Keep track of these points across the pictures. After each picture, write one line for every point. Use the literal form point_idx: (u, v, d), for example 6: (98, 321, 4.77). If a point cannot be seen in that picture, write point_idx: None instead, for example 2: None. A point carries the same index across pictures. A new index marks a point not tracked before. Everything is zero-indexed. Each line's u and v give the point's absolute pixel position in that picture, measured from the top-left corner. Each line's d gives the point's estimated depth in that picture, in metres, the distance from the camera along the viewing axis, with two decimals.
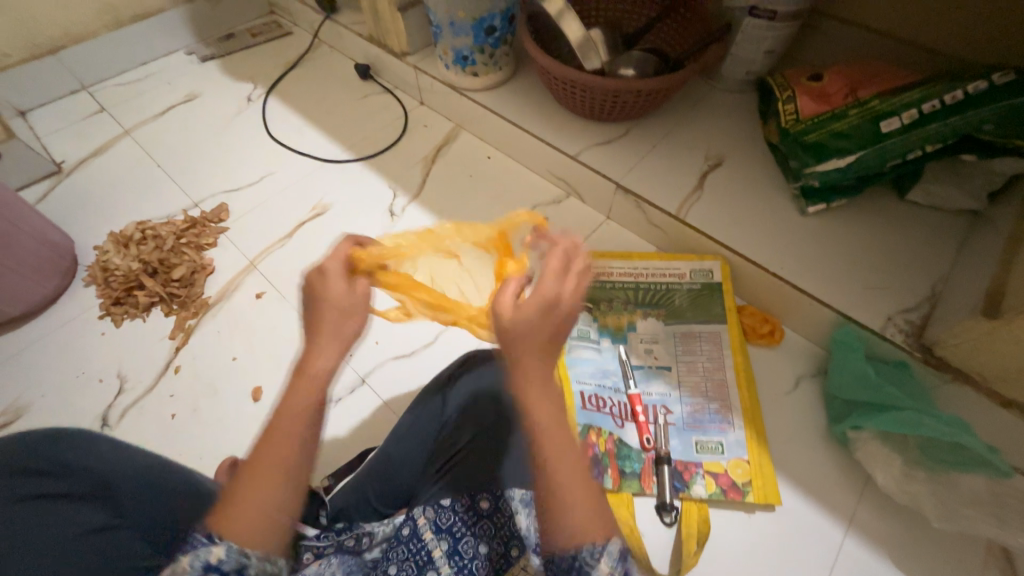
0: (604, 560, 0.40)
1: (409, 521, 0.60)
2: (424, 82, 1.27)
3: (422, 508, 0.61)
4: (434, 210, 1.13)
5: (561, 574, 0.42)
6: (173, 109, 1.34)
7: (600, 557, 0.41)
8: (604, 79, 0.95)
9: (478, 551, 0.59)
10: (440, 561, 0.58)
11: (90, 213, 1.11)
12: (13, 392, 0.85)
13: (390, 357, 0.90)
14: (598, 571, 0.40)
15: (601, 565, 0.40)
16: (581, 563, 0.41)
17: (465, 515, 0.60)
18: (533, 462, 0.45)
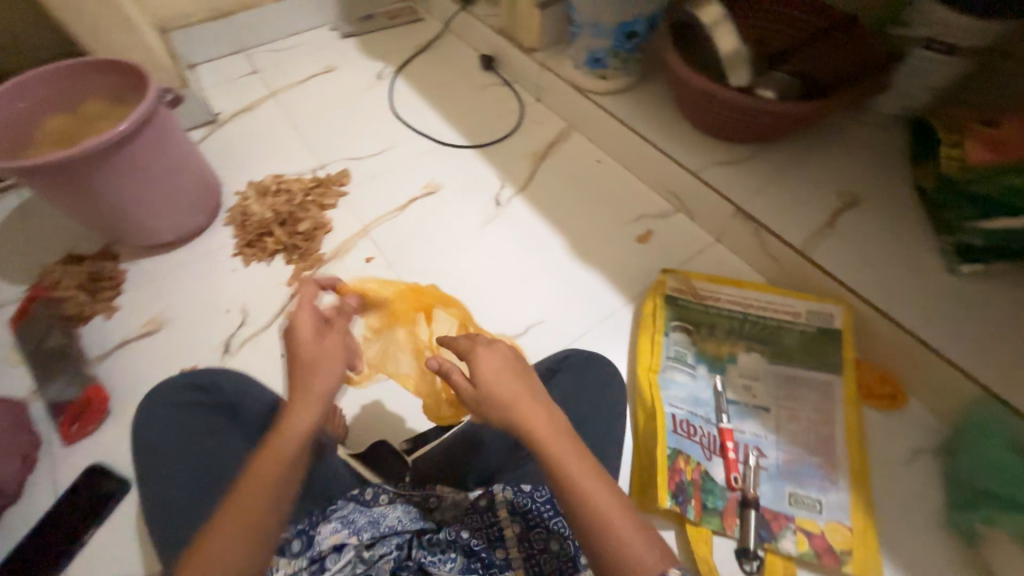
0: None
1: (488, 495, 0.63)
2: (547, 80, 1.29)
3: (501, 488, 0.63)
4: (539, 206, 1.14)
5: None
6: (313, 78, 1.46)
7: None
8: (747, 98, 0.91)
9: (548, 546, 0.60)
10: (512, 543, 0.60)
11: (235, 161, 1.23)
12: (158, 306, 0.97)
13: None
14: None
15: None
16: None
17: (542, 505, 0.62)
18: (574, 503, 0.48)
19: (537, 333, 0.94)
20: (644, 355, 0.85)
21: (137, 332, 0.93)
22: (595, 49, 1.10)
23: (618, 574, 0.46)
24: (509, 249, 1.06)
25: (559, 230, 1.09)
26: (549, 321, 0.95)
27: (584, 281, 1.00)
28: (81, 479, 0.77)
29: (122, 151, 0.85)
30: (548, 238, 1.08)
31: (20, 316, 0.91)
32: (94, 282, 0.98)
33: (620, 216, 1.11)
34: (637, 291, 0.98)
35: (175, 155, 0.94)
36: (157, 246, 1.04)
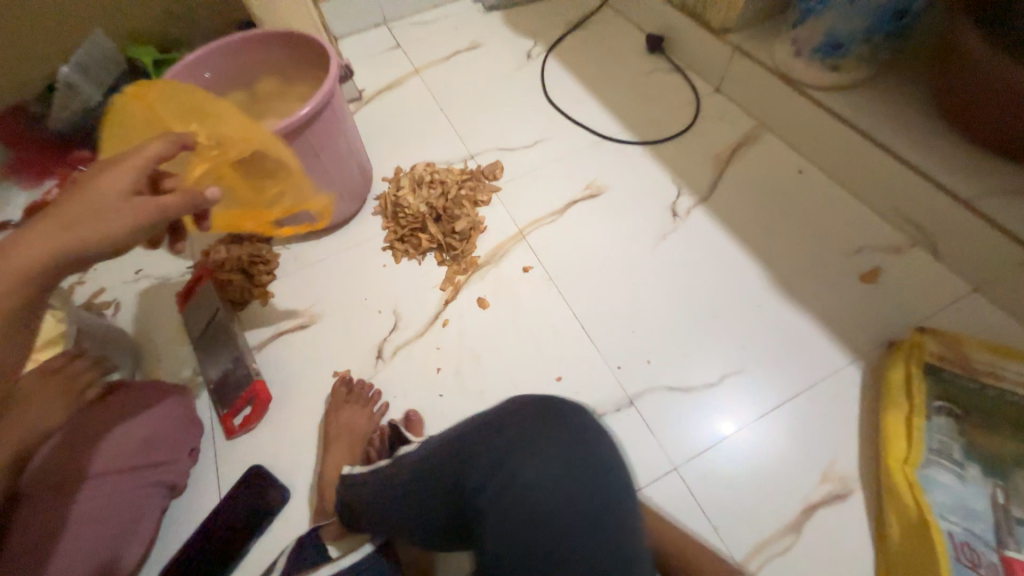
0: None
1: None
2: (737, 67, 1.07)
3: None
4: (725, 222, 0.95)
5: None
6: (457, 54, 1.34)
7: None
8: None
9: None
10: None
11: (382, 141, 1.16)
12: (310, 298, 0.93)
13: (666, 385, 0.77)
14: None
15: None
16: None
17: None
18: None
19: (735, 385, 0.77)
20: (897, 444, 0.65)
21: (291, 323, 0.90)
22: (838, 31, 0.87)
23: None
24: (690, 274, 0.89)
25: (752, 255, 0.90)
26: (749, 372, 0.78)
27: (789, 325, 0.82)
28: (238, 484, 0.73)
29: (302, 135, 0.78)
30: (739, 264, 0.90)
31: (183, 299, 0.89)
32: (251, 264, 0.94)
33: (833, 245, 0.89)
34: (866, 348, 0.78)
35: (343, 140, 0.87)
36: (311, 233, 0.99)
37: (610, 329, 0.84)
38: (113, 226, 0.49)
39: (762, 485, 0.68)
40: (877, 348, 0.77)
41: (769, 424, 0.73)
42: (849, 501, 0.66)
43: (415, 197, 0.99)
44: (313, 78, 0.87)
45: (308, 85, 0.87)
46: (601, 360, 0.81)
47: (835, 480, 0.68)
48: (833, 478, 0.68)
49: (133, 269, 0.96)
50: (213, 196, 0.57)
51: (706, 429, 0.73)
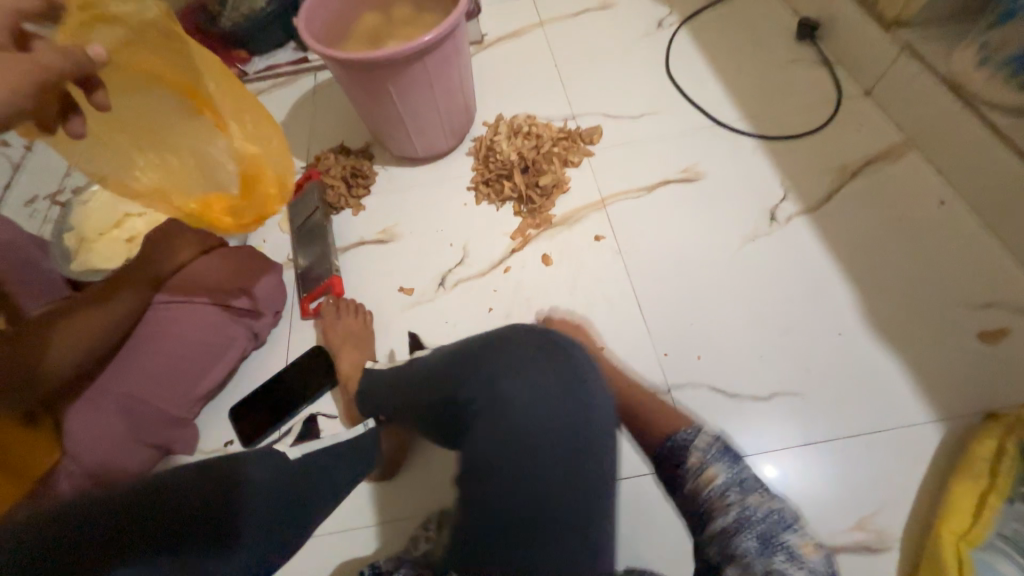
0: (698, 437, 0.53)
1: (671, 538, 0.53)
2: (898, 70, 0.93)
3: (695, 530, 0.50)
4: (828, 239, 0.86)
5: (665, 456, 0.54)
6: (586, 13, 1.30)
7: (687, 438, 0.53)
8: None
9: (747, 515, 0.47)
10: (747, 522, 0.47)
11: (491, 88, 1.18)
12: (394, 218, 1.00)
13: (709, 384, 0.75)
14: (696, 447, 0.52)
15: (696, 440, 0.53)
16: (679, 444, 0.54)
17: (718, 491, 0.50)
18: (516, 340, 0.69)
19: (787, 406, 0.72)
20: (959, 517, 0.58)
21: (373, 236, 0.99)
22: None
23: (667, 437, 0.55)
24: (770, 284, 0.83)
25: (850, 280, 0.81)
26: (809, 397, 0.72)
27: (871, 362, 0.74)
28: (303, 356, 0.85)
29: (423, 60, 0.83)
30: (831, 286, 0.81)
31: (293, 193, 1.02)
32: (352, 176, 1.04)
33: (956, 293, 0.77)
34: (958, 412, 0.68)
35: (457, 73, 0.91)
36: (407, 160, 1.07)
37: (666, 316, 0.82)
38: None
39: None
40: (972, 415, 0.68)
41: (814, 454, 0.68)
42: (878, 556, 0.61)
43: (507, 145, 1.01)
44: (444, 11, 0.91)
45: (437, 16, 0.91)
46: (649, 343, 0.80)
47: (870, 532, 0.62)
48: (868, 529, 0.63)
49: None
50: (96, 52, 0.51)
51: (739, 438, 0.71)
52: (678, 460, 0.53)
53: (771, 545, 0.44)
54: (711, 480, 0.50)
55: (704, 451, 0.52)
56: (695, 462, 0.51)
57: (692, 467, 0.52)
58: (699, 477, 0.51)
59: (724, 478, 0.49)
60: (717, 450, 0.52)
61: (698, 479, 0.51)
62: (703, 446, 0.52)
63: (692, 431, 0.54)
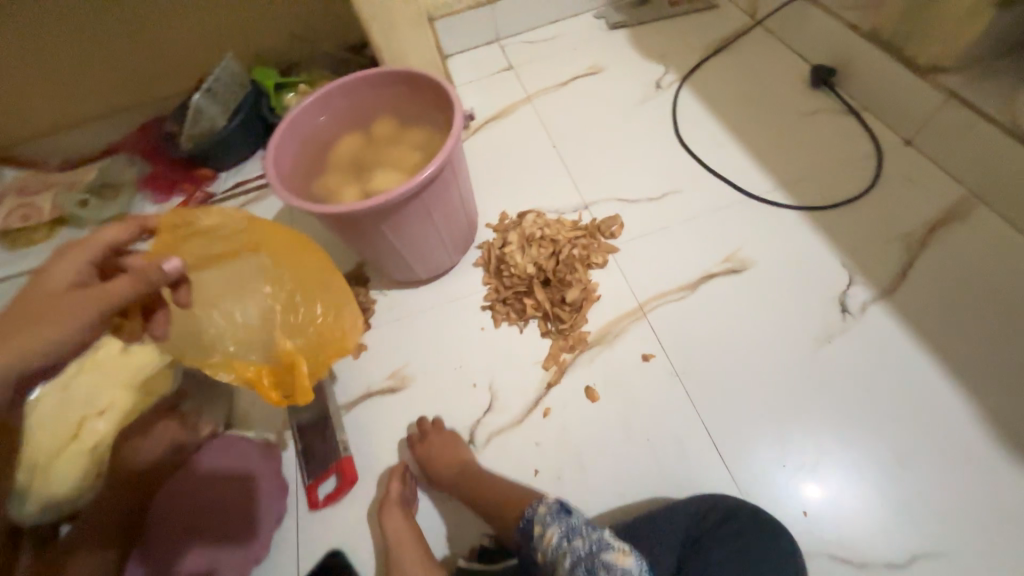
0: (541, 505, 0.58)
1: None
2: (948, 119, 0.83)
3: None
4: (917, 329, 0.73)
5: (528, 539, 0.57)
6: (575, 80, 1.20)
7: (538, 507, 0.58)
8: None
9: None
10: None
11: (488, 179, 1.06)
12: (402, 357, 0.86)
13: (828, 551, 0.61)
14: (541, 508, 0.58)
15: (540, 507, 0.58)
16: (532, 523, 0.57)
17: None
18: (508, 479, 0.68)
19: (928, 572, 0.58)
20: None
21: (381, 384, 0.83)
22: None
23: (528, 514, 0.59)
24: (864, 397, 0.69)
25: (960, 382, 0.68)
26: (953, 558, 0.58)
27: (1016, 497, 0.60)
28: (320, 566, 0.69)
29: (420, 194, 0.71)
30: (938, 392, 0.68)
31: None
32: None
33: None
34: None
35: (458, 193, 0.78)
36: (408, 283, 0.93)
37: (750, 456, 0.68)
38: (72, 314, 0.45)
39: None
40: None
41: None
42: None
43: (522, 255, 0.87)
44: (432, 124, 0.80)
45: (426, 132, 0.79)
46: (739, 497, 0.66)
47: None
48: None
49: None
50: (173, 267, 0.50)
51: None
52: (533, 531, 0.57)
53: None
54: (552, 539, 0.55)
55: (546, 519, 0.56)
56: (544, 536, 0.55)
57: (545, 543, 0.55)
58: (545, 544, 0.55)
59: (557, 533, 0.55)
60: (553, 512, 0.57)
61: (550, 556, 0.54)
62: (541, 513, 0.57)
63: (543, 503, 0.58)
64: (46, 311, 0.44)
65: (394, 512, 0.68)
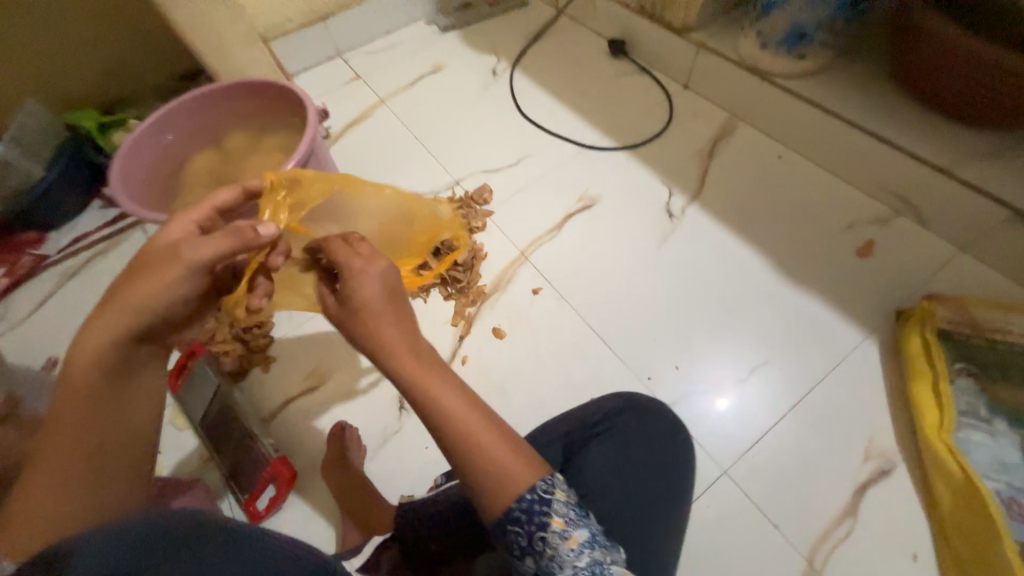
0: (557, 490, 0.46)
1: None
2: (703, 63, 1.10)
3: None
4: (720, 217, 0.96)
5: (523, 525, 0.44)
6: (421, 79, 1.30)
7: (554, 488, 0.46)
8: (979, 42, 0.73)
9: None
10: None
11: (360, 179, 1.11)
12: (314, 356, 0.87)
13: (697, 388, 0.77)
14: (558, 498, 0.45)
15: (557, 493, 0.45)
16: (539, 500, 0.45)
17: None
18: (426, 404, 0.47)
19: (764, 377, 0.77)
20: (930, 412, 0.68)
21: (300, 385, 0.84)
22: (801, 22, 0.90)
23: (518, 495, 0.44)
24: (697, 273, 0.90)
25: (753, 245, 0.92)
26: (776, 361, 0.78)
27: (802, 309, 0.83)
28: None
29: None
30: (742, 257, 0.91)
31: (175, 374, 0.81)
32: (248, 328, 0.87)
33: (828, 224, 0.92)
34: (879, 320, 0.80)
35: None
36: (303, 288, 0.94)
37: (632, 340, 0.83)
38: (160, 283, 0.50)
39: (811, 473, 0.69)
40: (889, 320, 0.80)
41: (803, 412, 0.74)
42: (894, 475, 0.68)
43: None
44: (288, 127, 0.83)
45: (283, 135, 0.82)
46: (630, 373, 0.80)
47: (878, 457, 0.69)
48: (875, 454, 0.69)
49: None
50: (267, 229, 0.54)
51: (743, 427, 0.73)
52: (543, 523, 0.44)
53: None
54: (572, 540, 0.45)
55: (565, 511, 0.45)
56: (555, 526, 0.44)
57: (553, 532, 0.44)
58: (559, 545, 0.44)
59: (584, 531, 0.45)
60: (573, 510, 0.46)
61: (559, 547, 0.44)
62: (560, 507, 0.45)
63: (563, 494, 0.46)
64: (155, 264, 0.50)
65: (334, 477, 0.72)
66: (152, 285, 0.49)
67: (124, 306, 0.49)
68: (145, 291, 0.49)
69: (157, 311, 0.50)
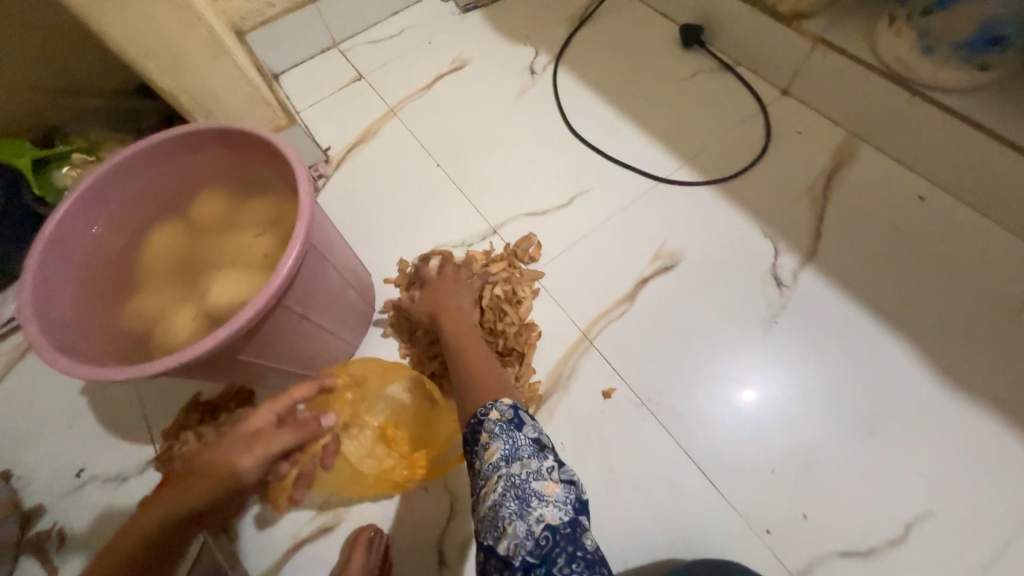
0: (495, 410, 0.48)
1: None
2: (819, 64, 0.82)
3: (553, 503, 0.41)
4: (846, 285, 0.73)
5: (468, 444, 0.48)
6: (440, 81, 1.03)
7: (490, 410, 0.48)
8: None
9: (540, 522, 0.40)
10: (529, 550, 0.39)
11: (370, 223, 0.88)
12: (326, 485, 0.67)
13: (836, 549, 0.58)
14: (491, 417, 0.48)
15: (492, 413, 0.48)
16: (478, 422, 0.48)
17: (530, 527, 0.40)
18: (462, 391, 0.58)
19: (928, 536, 0.58)
20: None
21: (310, 527, 0.65)
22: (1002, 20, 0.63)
23: (470, 418, 0.50)
24: (820, 369, 0.68)
25: (896, 329, 0.69)
26: (944, 514, 0.59)
27: (970, 430, 0.63)
28: None
29: (282, 302, 0.52)
30: (881, 347, 0.69)
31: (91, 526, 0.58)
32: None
33: (997, 302, 0.69)
34: None
35: (336, 273, 0.61)
36: None
37: (741, 472, 0.64)
38: (248, 458, 0.48)
39: None
40: None
41: None
42: None
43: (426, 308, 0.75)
44: (273, 192, 0.60)
45: (266, 205, 0.59)
46: (741, 520, 0.61)
47: None
48: None
49: (73, 471, 0.73)
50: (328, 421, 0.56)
51: None
52: (477, 439, 0.48)
53: (529, 503, 0.41)
54: (492, 457, 0.45)
55: (493, 429, 0.47)
56: (484, 443, 0.46)
57: (481, 447, 0.47)
58: (482, 459, 0.46)
59: (500, 450, 0.45)
60: (501, 427, 0.47)
61: (483, 460, 0.45)
62: (489, 425, 0.47)
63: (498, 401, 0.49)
64: (246, 440, 0.49)
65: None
66: (202, 484, 0.46)
67: (210, 483, 0.46)
68: (196, 490, 0.45)
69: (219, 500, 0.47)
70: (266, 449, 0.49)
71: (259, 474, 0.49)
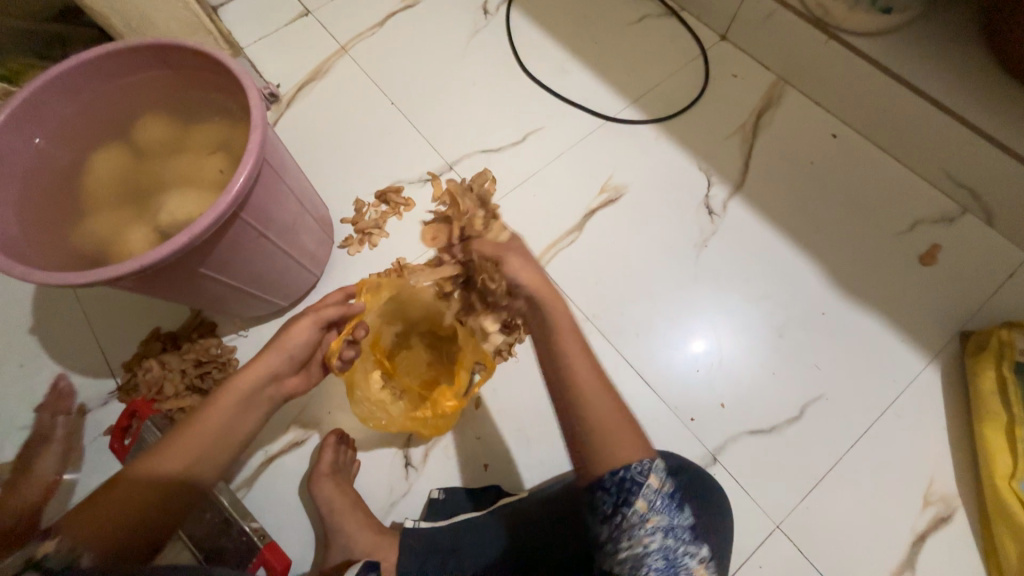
0: (653, 474, 0.40)
1: None
2: (753, 8, 0.88)
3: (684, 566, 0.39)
4: (767, 213, 0.82)
5: (608, 497, 0.40)
6: (392, 19, 1.01)
7: (649, 472, 0.40)
8: None
9: None
10: None
11: (326, 161, 0.88)
12: (294, 405, 0.71)
13: (745, 429, 0.69)
14: (649, 483, 0.40)
15: (651, 478, 0.40)
16: (631, 479, 0.40)
17: None
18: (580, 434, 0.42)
19: (818, 414, 0.70)
20: (1000, 459, 0.63)
21: (282, 442, 0.69)
22: None
23: (614, 469, 0.40)
24: (741, 286, 0.78)
25: (806, 250, 0.79)
26: (832, 396, 0.70)
27: (858, 330, 0.74)
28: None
29: (240, 213, 0.54)
30: (794, 266, 0.78)
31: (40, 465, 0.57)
32: (203, 374, 0.71)
33: (888, 225, 0.80)
34: (940, 344, 0.73)
35: (293, 196, 0.63)
36: (270, 314, 0.76)
37: (672, 374, 0.73)
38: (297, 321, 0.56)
39: (868, 522, 0.65)
40: (951, 343, 0.73)
41: (861, 455, 0.67)
42: (953, 522, 0.64)
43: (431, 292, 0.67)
44: (222, 114, 0.60)
45: (214, 126, 0.59)
46: (671, 412, 0.71)
47: (938, 502, 0.65)
48: (935, 500, 0.65)
49: (30, 407, 0.72)
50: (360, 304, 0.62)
51: (800, 474, 0.67)
52: (627, 501, 0.40)
53: None
54: (650, 533, 0.39)
55: (653, 499, 0.40)
56: (639, 511, 0.39)
57: (634, 513, 0.39)
58: (635, 528, 0.39)
59: (659, 527, 0.39)
60: (661, 500, 0.40)
61: (639, 530, 0.39)
62: (649, 494, 0.40)
63: (658, 463, 0.41)
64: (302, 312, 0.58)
65: (327, 486, 0.63)
66: (275, 352, 0.54)
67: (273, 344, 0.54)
68: (267, 359, 0.53)
69: (283, 359, 0.54)
70: (315, 320, 0.56)
71: (311, 339, 0.57)
